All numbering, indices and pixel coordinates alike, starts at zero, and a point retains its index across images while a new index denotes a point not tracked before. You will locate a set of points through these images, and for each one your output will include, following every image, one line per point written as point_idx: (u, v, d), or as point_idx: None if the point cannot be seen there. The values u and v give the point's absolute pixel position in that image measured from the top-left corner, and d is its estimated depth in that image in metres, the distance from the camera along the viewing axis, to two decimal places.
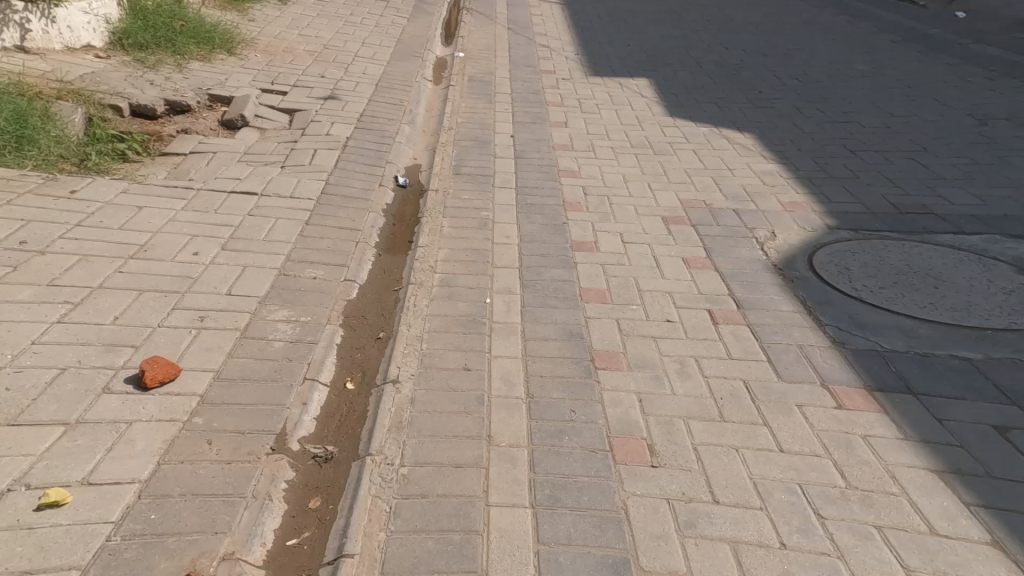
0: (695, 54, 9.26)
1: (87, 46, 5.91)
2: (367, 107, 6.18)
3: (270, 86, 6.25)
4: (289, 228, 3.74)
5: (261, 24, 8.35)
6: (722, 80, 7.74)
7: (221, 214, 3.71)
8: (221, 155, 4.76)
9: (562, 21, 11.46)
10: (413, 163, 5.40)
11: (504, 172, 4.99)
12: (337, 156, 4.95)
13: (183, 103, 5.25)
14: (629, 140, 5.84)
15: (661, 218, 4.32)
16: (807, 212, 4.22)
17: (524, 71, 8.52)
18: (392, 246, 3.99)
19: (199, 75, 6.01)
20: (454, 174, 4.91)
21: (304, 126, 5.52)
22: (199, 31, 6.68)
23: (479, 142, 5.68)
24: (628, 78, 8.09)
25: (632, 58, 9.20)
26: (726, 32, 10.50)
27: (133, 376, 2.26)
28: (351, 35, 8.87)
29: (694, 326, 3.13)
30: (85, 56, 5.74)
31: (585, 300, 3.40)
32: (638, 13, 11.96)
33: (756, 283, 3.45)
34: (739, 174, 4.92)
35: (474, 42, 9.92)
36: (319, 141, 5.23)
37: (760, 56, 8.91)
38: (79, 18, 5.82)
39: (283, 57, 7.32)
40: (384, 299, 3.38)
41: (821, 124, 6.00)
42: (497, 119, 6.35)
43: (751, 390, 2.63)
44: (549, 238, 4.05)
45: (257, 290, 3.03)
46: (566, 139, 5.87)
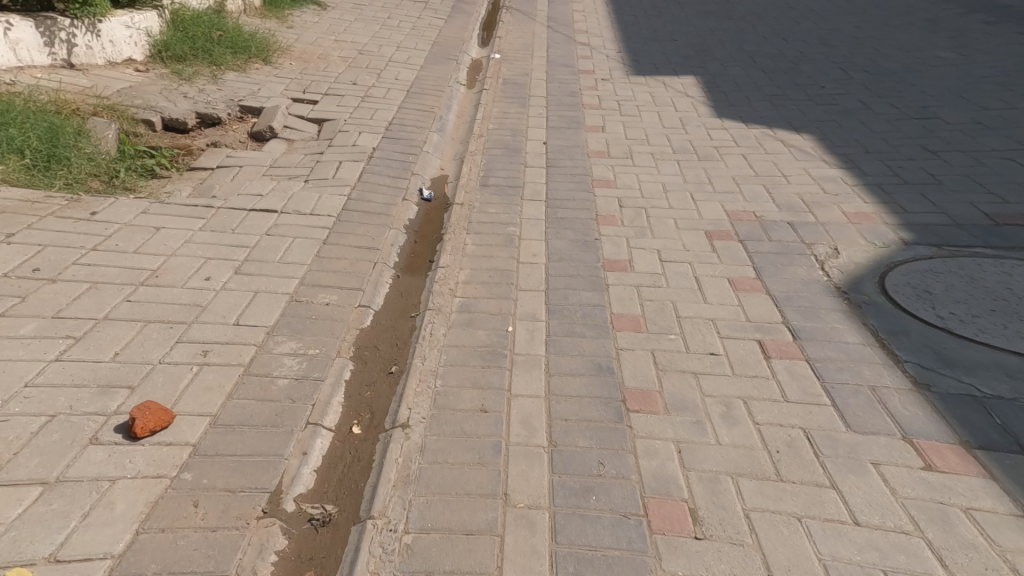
0: (745, 48, 8.75)
1: (128, 60, 5.95)
2: (396, 115, 6.02)
3: (302, 95, 6.17)
4: (305, 247, 3.61)
5: (298, 31, 8.34)
6: (776, 78, 7.30)
7: (239, 233, 3.60)
8: (246, 170, 4.65)
9: (603, 16, 11.05)
10: (440, 174, 5.22)
11: (535, 183, 4.76)
12: (361, 168, 4.80)
13: (215, 116, 5.19)
14: (671, 146, 5.56)
15: (704, 232, 4.05)
16: (877, 225, 3.88)
17: (562, 72, 8.22)
18: (412, 265, 3.84)
19: (233, 86, 5.99)
20: (483, 186, 4.73)
21: (331, 136, 5.41)
22: (236, 41, 6.69)
23: (511, 149, 5.43)
24: (672, 77, 7.68)
25: (677, 54, 8.77)
26: (778, 23, 9.88)
27: (124, 424, 2.18)
28: (387, 39, 8.76)
29: (741, 358, 2.76)
30: (126, 70, 5.79)
31: (616, 327, 3.14)
32: (682, 6, 11.43)
33: (814, 310, 3.08)
34: (795, 182, 4.63)
35: (512, 42, 9.66)
36: (344, 152, 5.09)
37: (815, 49, 8.35)
38: (121, 33, 5.88)
39: (317, 64, 7.26)
40: (400, 327, 3.22)
41: (895, 123, 5.64)
42: (531, 124, 6.10)
43: (813, 442, 2.26)
44: (580, 256, 3.86)
45: (266, 319, 2.90)
46: (603, 145, 5.57)
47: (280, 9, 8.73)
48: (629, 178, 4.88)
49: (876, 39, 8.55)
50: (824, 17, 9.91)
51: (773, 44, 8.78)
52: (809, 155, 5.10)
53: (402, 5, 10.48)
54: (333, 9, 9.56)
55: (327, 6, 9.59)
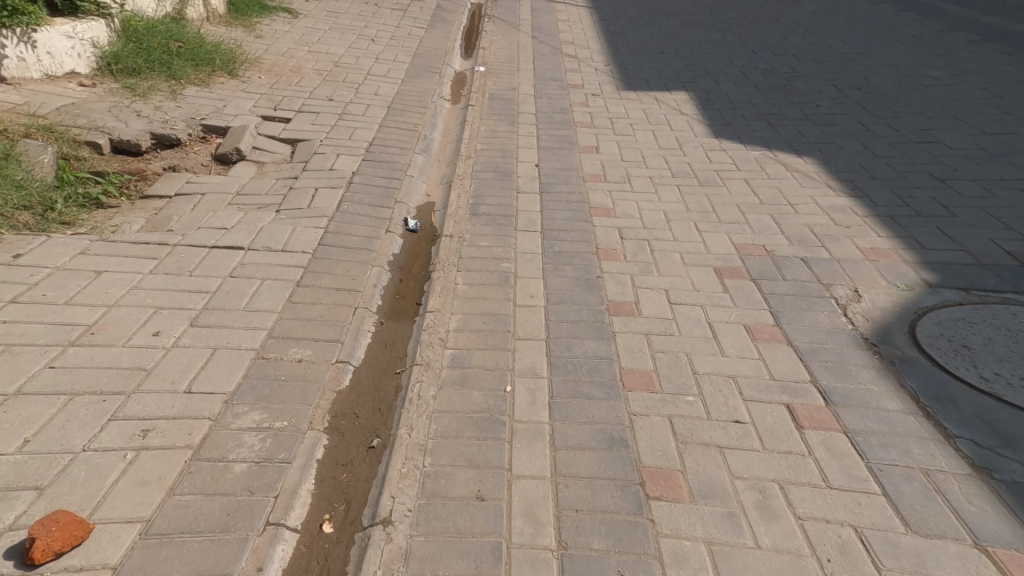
0: (736, 62, 8.55)
1: (71, 73, 5.51)
2: (376, 135, 5.73)
3: (273, 113, 5.86)
4: (275, 291, 3.22)
5: (268, 40, 7.93)
6: (770, 94, 7.14)
7: (198, 276, 3.18)
8: (208, 198, 4.34)
9: (588, 27, 10.81)
10: (425, 201, 4.91)
11: (529, 211, 4.50)
12: (340, 196, 4.45)
13: (173, 137, 4.90)
14: (669, 168, 5.30)
15: (713, 269, 3.81)
16: (896, 263, 3.64)
17: (549, 87, 7.93)
18: (396, 310, 3.49)
19: (195, 102, 5.62)
20: (472, 215, 4.46)
21: (306, 159, 5.10)
22: (198, 53, 6.36)
23: (501, 172, 5.13)
24: (663, 93, 7.44)
25: (668, 68, 8.55)
26: (767, 36, 9.74)
27: (17, 546, 1.80)
28: (363, 50, 8.39)
29: (771, 429, 2.48)
30: (67, 85, 5.34)
31: (627, 386, 2.83)
32: (668, 18, 11.25)
33: (845, 365, 2.81)
34: (804, 211, 4.39)
35: (495, 54, 9.36)
36: (319, 178, 4.75)
37: (806, 66, 8.18)
38: (61, 43, 5.42)
39: (288, 77, 6.88)
40: (383, 386, 2.82)
41: (897, 146, 5.45)
42: (520, 144, 5.78)
43: (868, 546, 2.03)
44: (581, 296, 3.59)
45: (224, 385, 2.46)
46: (598, 168, 5.28)
47: (247, 16, 8.31)
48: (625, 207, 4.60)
49: (868, 54, 8.47)
50: (809, 31, 9.82)
51: (762, 59, 8.61)
52: (814, 181, 4.85)
53: (380, 13, 10.10)
54: (306, 17, 9.15)
55: (299, 14, 9.18)
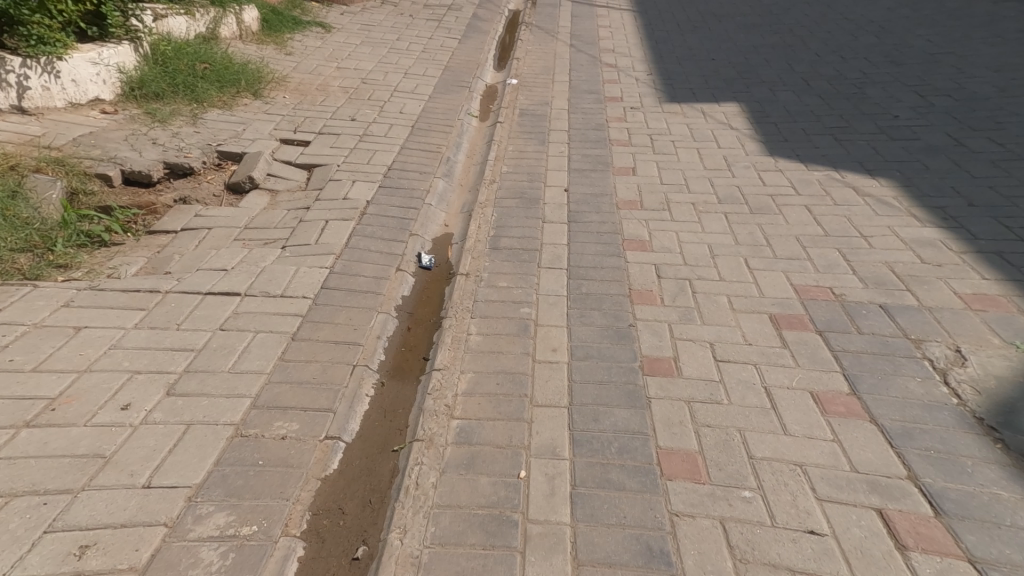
0: (797, 68, 7.94)
1: (94, 100, 5.41)
2: (396, 158, 5.51)
3: (292, 135, 5.66)
4: (267, 346, 2.96)
5: (298, 58, 7.77)
6: (836, 104, 6.68)
7: (185, 330, 2.97)
8: (214, 232, 4.13)
9: (629, 33, 10.30)
10: (443, 231, 4.69)
11: (555, 245, 4.24)
12: (350, 230, 4.26)
13: (185, 166, 4.69)
14: (715, 192, 4.98)
15: (769, 316, 3.34)
16: (1009, 314, 3.17)
17: (587, 100, 7.60)
18: (401, 366, 3.15)
19: (215, 126, 5.45)
20: (491, 249, 4.21)
21: (321, 186, 4.91)
22: (224, 75, 6.20)
23: (526, 200, 4.90)
24: (712, 105, 7.10)
25: (715, 76, 7.99)
26: (827, 37, 9.01)
27: None
28: (393, 65, 8.14)
29: (858, 548, 2.00)
30: (90, 112, 5.24)
31: (667, 474, 2.33)
32: (715, 20, 10.61)
33: (955, 459, 2.29)
34: (878, 244, 3.93)
35: (530, 65, 8.96)
36: (331, 209, 4.56)
37: (879, 70, 7.54)
38: (86, 70, 5.33)
39: (314, 97, 6.68)
40: (377, 469, 2.51)
41: (995, 163, 5.04)
42: (548, 166, 5.55)
43: None
44: (612, 350, 3.18)
45: (190, 475, 2.25)
46: (635, 194, 5.01)
47: (279, 33, 8.19)
48: (663, 244, 4.24)
49: (953, 54, 7.82)
50: (885, 29, 9.05)
51: (827, 63, 7.96)
52: (893, 209, 4.38)
53: (414, 25, 9.88)
54: (339, 31, 9.00)
55: (332, 28, 9.02)
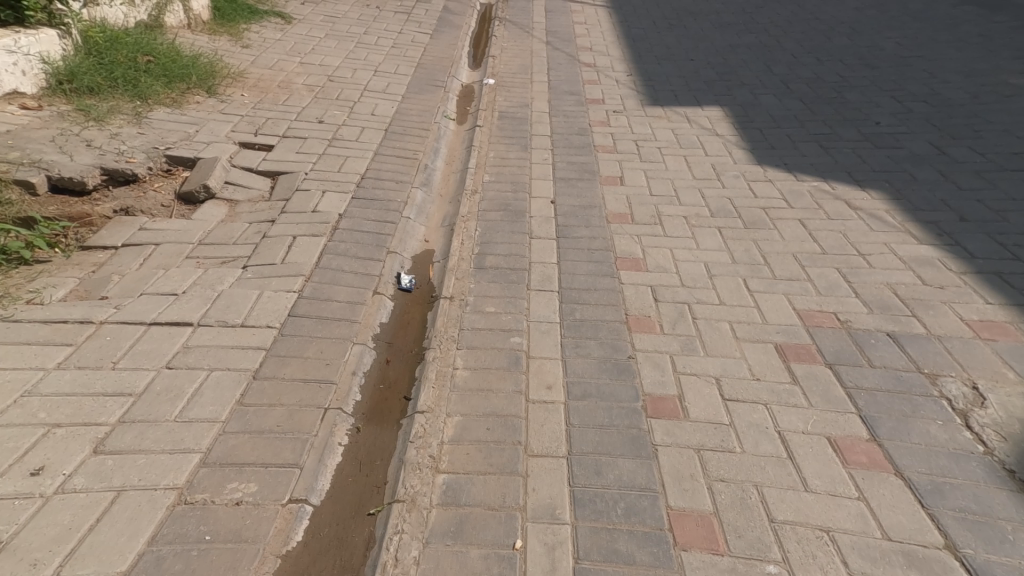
0: (776, 70, 7.83)
1: (12, 93, 4.88)
2: (370, 164, 5.19)
3: (252, 138, 5.23)
4: (223, 387, 2.58)
5: (256, 51, 7.29)
6: (818, 109, 6.55)
7: (122, 370, 2.57)
8: (163, 248, 3.71)
9: (607, 31, 10.05)
10: (423, 247, 4.42)
11: (544, 264, 4.07)
12: (321, 246, 3.92)
13: (128, 173, 4.26)
14: (706, 205, 4.82)
15: (774, 346, 3.13)
16: (1020, 343, 3.01)
17: (567, 102, 7.36)
18: (379, 408, 2.81)
19: (162, 127, 5.00)
20: (476, 268, 3.97)
21: (287, 197, 4.53)
22: (169, 69, 5.76)
23: (512, 212, 4.74)
24: (695, 108, 6.92)
25: (696, 78, 7.82)
26: (804, 38, 8.92)
27: None
28: (361, 60, 7.72)
29: None
30: (7, 107, 4.74)
31: (681, 541, 2.14)
32: (693, 18, 10.45)
33: (992, 523, 2.17)
34: (876, 264, 3.75)
35: (506, 63, 8.64)
36: (299, 224, 4.17)
37: (857, 73, 7.46)
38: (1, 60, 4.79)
39: (275, 94, 6.24)
40: (350, 539, 2.20)
41: (980, 176, 4.94)
42: (532, 174, 5.42)
43: None
44: (612, 387, 2.94)
45: (114, 562, 1.91)
46: (625, 207, 4.88)
47: (234, 24, 7.68)
48: (658, 264, 4.08)
49: (928, 58, 7.78)
50: (855, 31, 9.00)
51: (805, 66, 7.86)
52: (887, 224, 4.20)
53: (382, 17, 9.44)
54: (300, 23, 8.51)
55: (292, 19, 8.54)
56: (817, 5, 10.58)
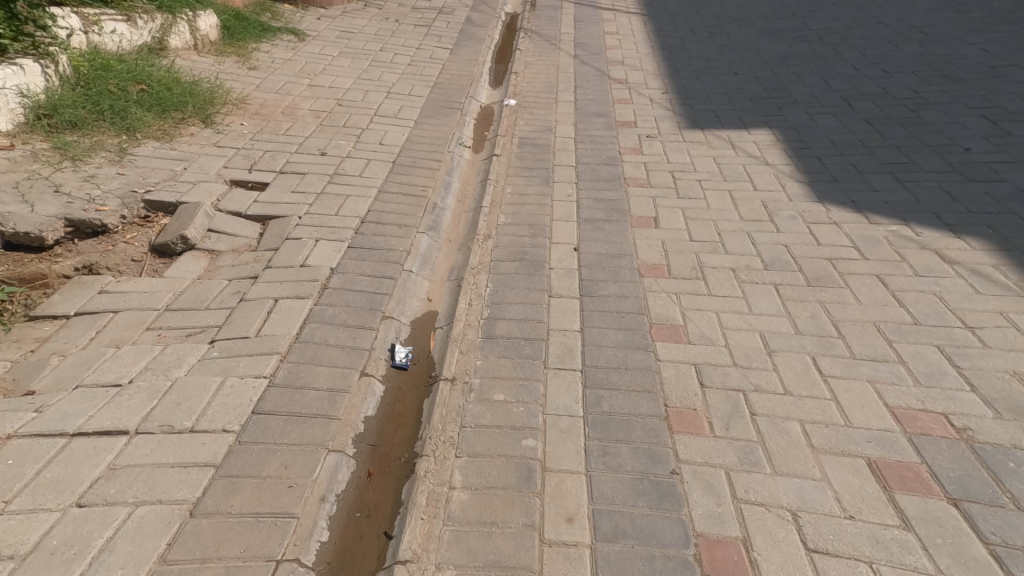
0: (835, 87, 7.42)
1: None
2: (374, 205, 4.78)
3: (246, 175, 4.78)
4: (144, 537, 2.10)
5: (263, 73, 6.86)
6: (889, 131, 6.14)
7: (15, 512, 2.14)
8: (121, 318, 3.20)
9: (640, 42, 9.41)
10: (426, 306, 4.00)
11: (565, 333, 3.59)
12: (304, 313, 3.46)
13: (96, 225, 3.77)
14: (755, 254, 4.34)
15: (868, 463, 2.48)
16: None
17: (595, 126, 6.78)
18: (351, 551, 2.29)
19: (146, 165, 4.53)
20: (484, 338, 3.52)
21: (276, 246, 4.09)
22: (162, 99, 5.33)
23: (529, 262, 4.35)
24: (740, 132, 6.52)
25: (743, 97, 7.37)
26: (866, 50, 8.42)
27: None
28: (374, 81, 7.24)
29: None
30: None
31: None
32: (731, 28, 9.76)
33: None
34: (997, 313, 3.43)
35: (529, 81, 8.05)
36: (283, 282, 3.70)
37: (933, 87, 7.11)
38: None
39: (278, 122, 5.79)
40: None
41: None
42: (553, 215, 5.02)
43: None
44: (654, 521, 2.31)
45: None
46: (660, 255, 4.43)
47: (242, 43, 7.28)
48: (701, 332, 3.54)
49: (1016, 69, 7.42)
50: (932, 37, 8.64)
51: (869, 79, 7.52)
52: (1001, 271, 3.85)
53: (400, 32, 8.97)
54: (313, 40, 8.10)
55: (306, 36, 8.13)
56: (875, 14, 9.78)
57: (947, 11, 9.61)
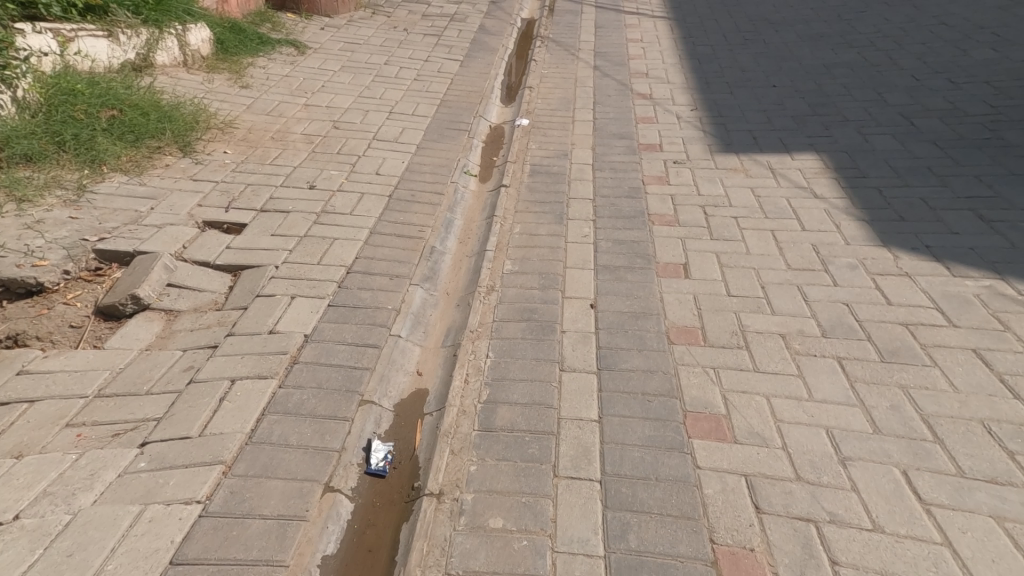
0: (890, 100, 6.67)
1: None
2: (361, 251, 4.27)
3: (221, 215, 4.38)
4: None
5: (257, 92, 6.42)
6: (964, 155, 5.48)
7: None
8: (39, 408, 2.81)
9: (665, 50, 8.73)
10: (415, 380, 3.45)
11: (580, 425, 2.96)
12: (262, 401, 2.93)
13: (31, 286, 3.49)
14: (809, 314, 3.66)
15: None
16: None
17: (615, 150, 6.13)
18: None
19: (105, 205, 4.25)
20: (481, 431, 2.94)
21: (246, 304, 3.62)
22: (134, 126, 5.06)
23: (537, 323, 3.73)
24: (782, 156, 5.79)
25: (783, 113, 6.67)
26: (922, 56, 7.63)
27: None
28: (376, 100, 6.70)
29: None
30: None
31: None
32: (764, 33, 9.03)
33: None
34: None
35: (544, 97, 7.43)
36: (244, 357, 3.19)
37: (1013, 102, 6.36)
38: None
39: (265, 150, 5.42)
40: None
41: None
42: (567, 260, 4.36)
43: None
44: None
45: None
46: (691, 316, 3.73)
47: (234, 58, 6.90)
48: (749, 426, 2.85)
49: None
50: (1003, 42, 7.82)
51: (932, 90, 6.77)
52: None
53: (408, 42, 8.46)
54: (314, 53, 7.64)
55: (307, 49, 7.67)
56: (933, 14, 8.99)
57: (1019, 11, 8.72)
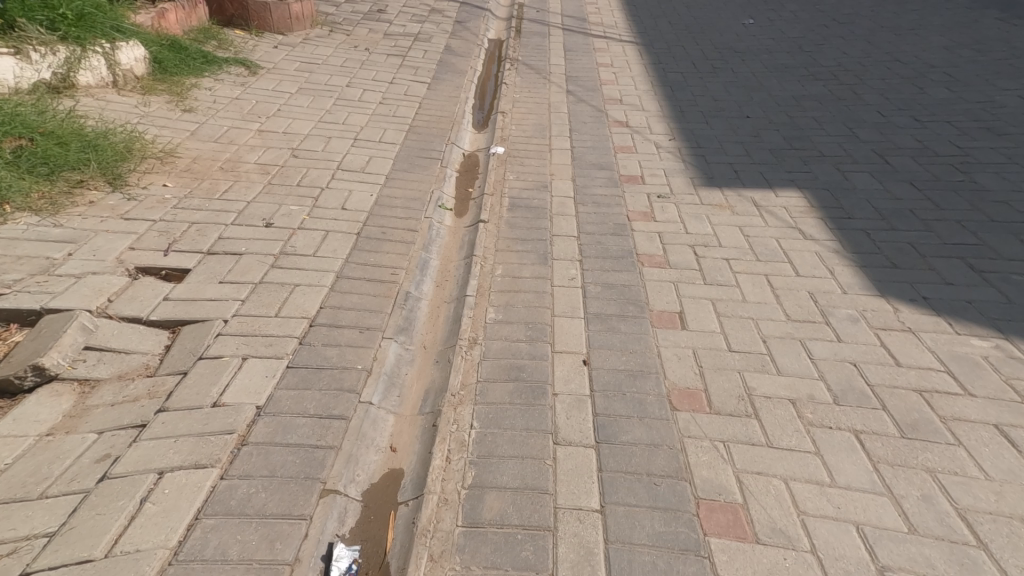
0: (864, 136, 6.61)
1: None
2: (326, 298, 3.81)
3: (159, 260, 3.88)
4: None
5: (202, 116, 5.90)
6: (942, 199, 5.39)
7: None
8: None
9: (638, 76, 8.57)
10: (388, 457, 3.00)
11: (581, 519, 2.61)
12: (196, 499, 2.46)
13: None
14: (812, 375, 3.39)
15: None
16: None
17: (595, 181, 5.84)
18: None
19: (11, 254, 3.71)
20: (465, 528, 2.56)
21: (186, 369, 3.13)
22: (48, 156, 4.50)
23: (525, 384, 3.34)
24: (766, 192, 5.60)
25: (762, 146, 6.52)
26: (889, 92, 7.68)
27: None
28: (338, 124, 6.26)
29: None
30: None
31: None
32: (737, 62, 8.99)
33: None
34: None
35: (518, 123, 7.13)
36: (178, 440, 2.69)
37: (983, 143, 6.39)
38: None
39: (212, 182, 4.90)
40: None
41: None
42: (554, 307, 4.00)
43: None
44: None
45: None
46: (694, 375, 3.40)
47: (175, 77, 6.36)
48: (770, 520, 2.60)
49: None
50: (965, 80, 7.97)
51: (900, 128, 6.76)
52: None
53: (372, 62, 8.06)
54: (268, 72, 7.15)
55: (259, 68, 7.18)
56: (897, 48, 9.15)
57: (977, 50, 8.97)
